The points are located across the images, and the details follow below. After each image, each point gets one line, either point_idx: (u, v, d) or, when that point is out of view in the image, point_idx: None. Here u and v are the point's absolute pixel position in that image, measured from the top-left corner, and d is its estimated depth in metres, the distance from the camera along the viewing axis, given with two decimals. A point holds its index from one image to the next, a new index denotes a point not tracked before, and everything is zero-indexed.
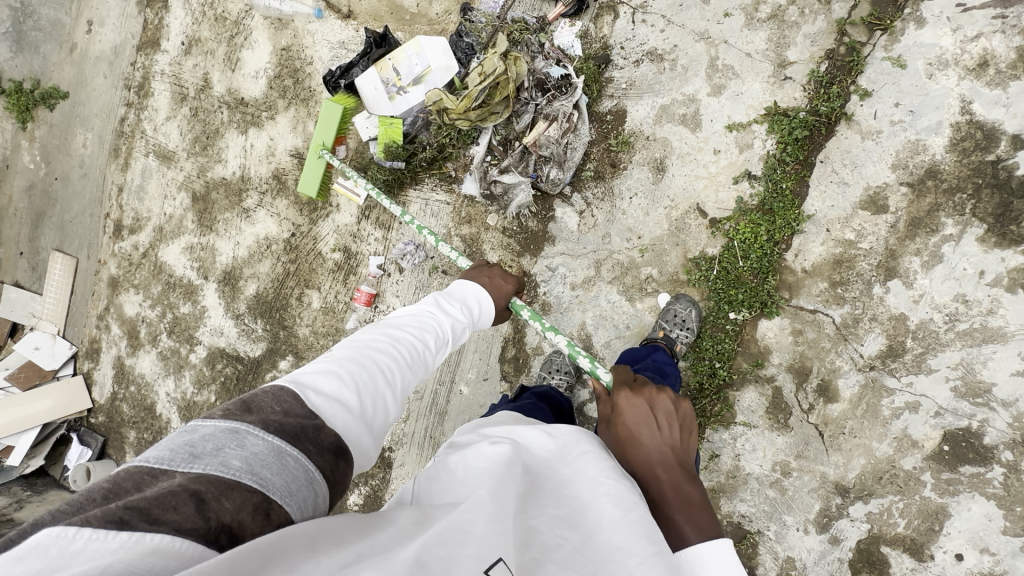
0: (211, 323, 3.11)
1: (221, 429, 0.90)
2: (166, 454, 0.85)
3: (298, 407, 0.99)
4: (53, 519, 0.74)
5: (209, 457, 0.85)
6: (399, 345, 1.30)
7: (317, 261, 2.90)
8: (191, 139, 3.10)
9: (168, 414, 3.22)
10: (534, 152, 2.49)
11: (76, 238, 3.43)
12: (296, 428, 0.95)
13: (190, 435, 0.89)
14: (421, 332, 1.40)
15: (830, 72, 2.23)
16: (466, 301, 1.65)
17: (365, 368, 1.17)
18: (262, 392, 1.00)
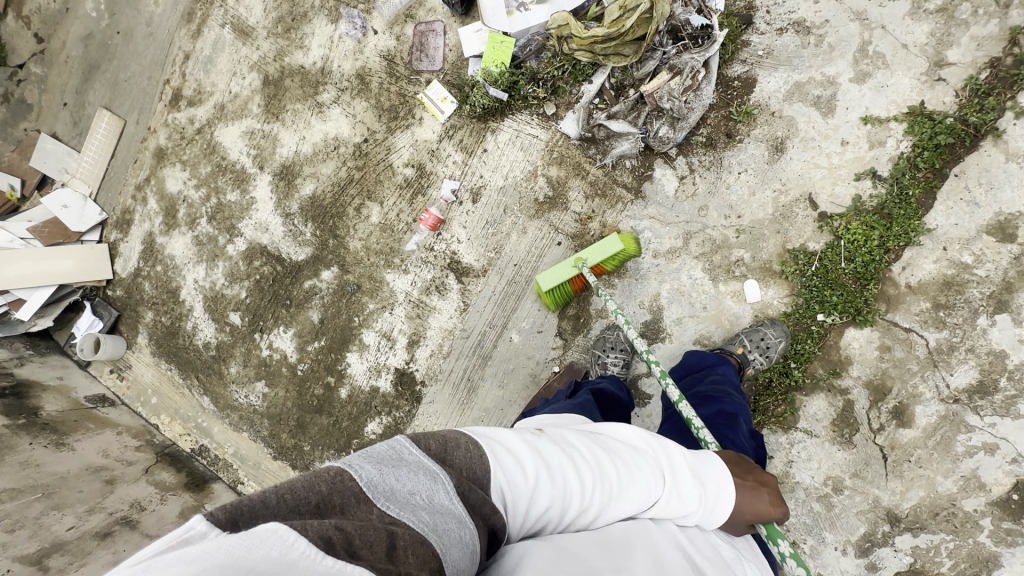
0: (256, 217, 2.94)
1: (422, 469, 0.91)
2: (374, 475, 0.86)
3: (481, 477, 0.98)
4: (263, 507, 0.77)
5: (404, 500, 0.86)
6: (601, 469, 1.13)
7: (385, 174, 2.72)
8: (274, 18, 2.90)
9: (192, 302, 3.06)
10: (649, 106, 2.33)
11: (128, 100, 3.22)
12: (474, 499, 0.94)
13: (399, 458, 0.92)
14: (629, 476, 1.15)
15: (989, 83, 2.07)
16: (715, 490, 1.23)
17: (554, 467, 1.08)
18: (462, 444, 1.01)
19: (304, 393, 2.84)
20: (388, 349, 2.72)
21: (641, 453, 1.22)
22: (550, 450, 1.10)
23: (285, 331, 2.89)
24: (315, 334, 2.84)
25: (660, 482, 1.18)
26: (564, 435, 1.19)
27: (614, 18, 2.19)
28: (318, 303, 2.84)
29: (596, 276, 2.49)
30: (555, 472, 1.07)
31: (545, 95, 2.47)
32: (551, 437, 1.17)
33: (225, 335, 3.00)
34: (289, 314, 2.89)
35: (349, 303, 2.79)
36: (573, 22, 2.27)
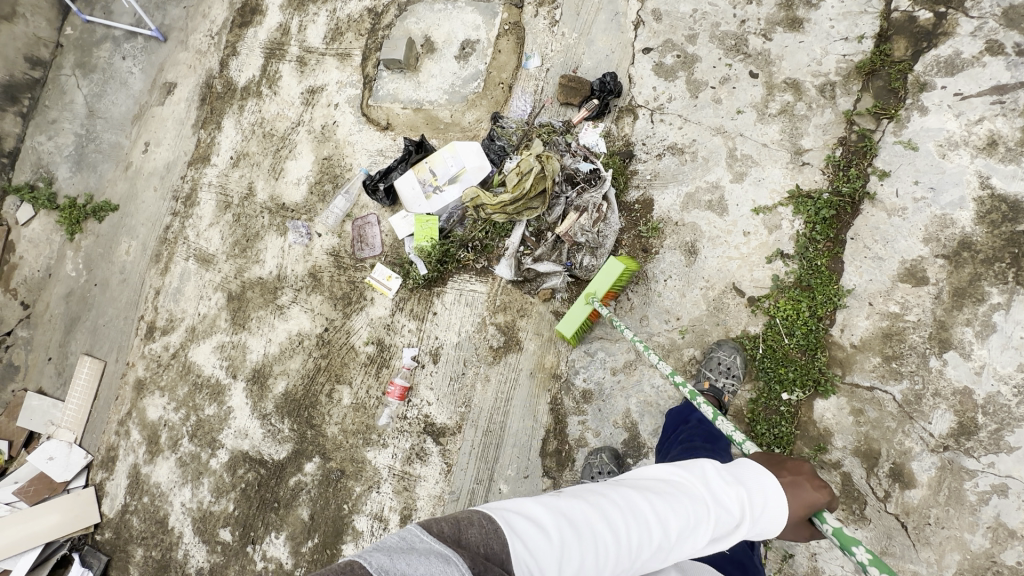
0: (235, 425, 3.00)
1: (435, 549, 1.02)
2: (387, 560, 0.97)
3: (499, 553, 1.09)
4: None
5: (413, 574, 0.94)
6: (638, 510, 1.25)
7: (349, 355, 2.87)
8: (231, 242, 3.24)
9: (181, 527, 2.99)
10: (565, 242, 2.58)
11: (107, 341, 3.44)
12: (489, 573, 1.01)
13: (410, 543, 1.04)
14: (664, 518, 1.25)
15: (846, 157, 2.36)
16: (754, 489, 1.36)
17: (580, 530, 1.18)
18: (475, 522, 1.14)
19: None
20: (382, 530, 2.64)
21: (671, 488, 1.35)
22: (571, 507, 1.22)
23: (276, 537, 2.81)
24: (307, 532, 2.76)
25: (707, 505, 1.30)
26: (588, 493, 1.32)
27: (515, 182, 2.52)
28: (306, 498, 2.80)
29: (565, 405, 2.53)
30: (580, 525, 1.19)
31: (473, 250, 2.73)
32: (574, 496, 1.29)
33: (216, 555, 2.89)
34: (278, 517, 2.82)
35: (336, 491, 2.75)
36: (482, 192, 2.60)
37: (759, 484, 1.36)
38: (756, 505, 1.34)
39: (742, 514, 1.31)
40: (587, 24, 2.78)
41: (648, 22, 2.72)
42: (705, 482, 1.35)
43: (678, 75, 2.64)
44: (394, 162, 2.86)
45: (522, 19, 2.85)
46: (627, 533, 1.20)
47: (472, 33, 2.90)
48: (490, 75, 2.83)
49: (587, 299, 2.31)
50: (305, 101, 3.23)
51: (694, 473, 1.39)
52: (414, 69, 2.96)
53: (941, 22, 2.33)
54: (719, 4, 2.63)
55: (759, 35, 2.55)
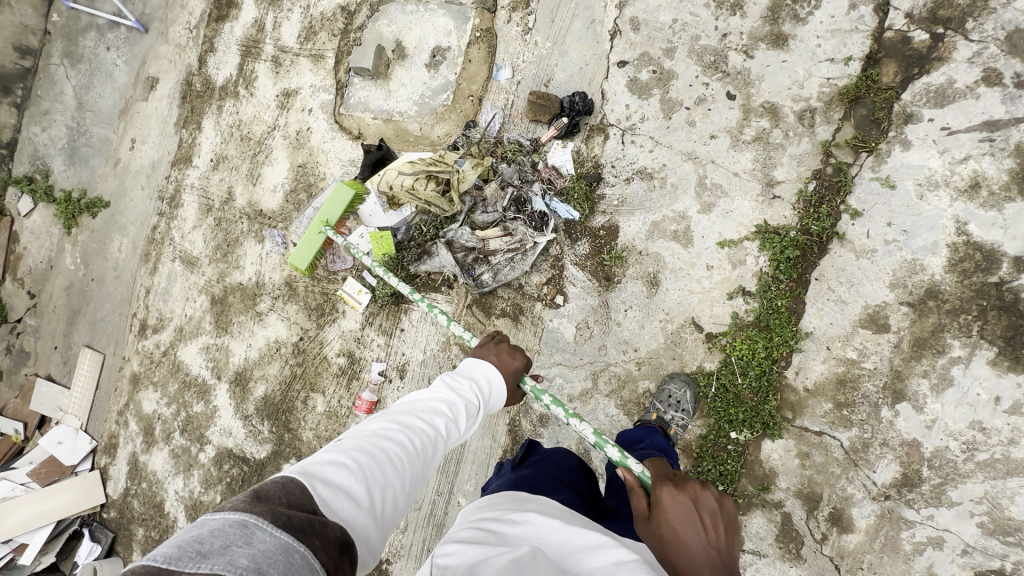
0: (221, 423, 3.18)
1: (233, 520, 0.84)
2: (172, 550, 0.77)
3: (304, 499, 0.96)
4: None
5: (216, 555, 0.78)
6: (404, 424, 1.29)
7: (323, 365, 2.97)
8: (213, 246, 3.31)
9: (176, 513, 3.24)
10: (523, 251, 2.58)
11: (105, 335, 3.62)
12: (304, 519, 0.89)
13: (199, 528, 0.83)
14: (433, 416, 1.36)
15: (819, 192, 2.25)
16: (480, 378, 1.59)
17: (371, 454, 1.15)
18: (272, 481, 0.95)
19: None
20: None
21: (428, 400, 1.42)
22: (353, 440, 1.18)
23: None
24: None
25: (456, 404, 1.44)
26: (363, 430, 1.24)
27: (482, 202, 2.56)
28: None
29: (523, 427, 2.61)
30: (372, 450, 1.16)
31: (434, 259, 2.69)
32: (352, 437, 1.21)
33: None
34: None
35: None
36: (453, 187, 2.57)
37: (481, 377, 1.59)
38: (486, 386, 1.58)
39: (482, 399, 1.53)
40: (562, 32, 2.64)
41: (625, 32, 2.56)
42: (444, 388, 1.49)
43: (652, 92, 2.51)
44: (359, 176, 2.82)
45: (494, 25, 2.72)
46: (411, 441, 1.25)
47: (443, 39, 2.78)
48: (460, 87, 2.74)
49: (318, 227, 2.71)
50: (280, 103, 3.18)
51: (433, 386, 1.50)
52: (384, 77, 2.87)
53: (937, 45, 2.14)
54: (701, 14, 2.45)
55: (741, 52, 2.39)
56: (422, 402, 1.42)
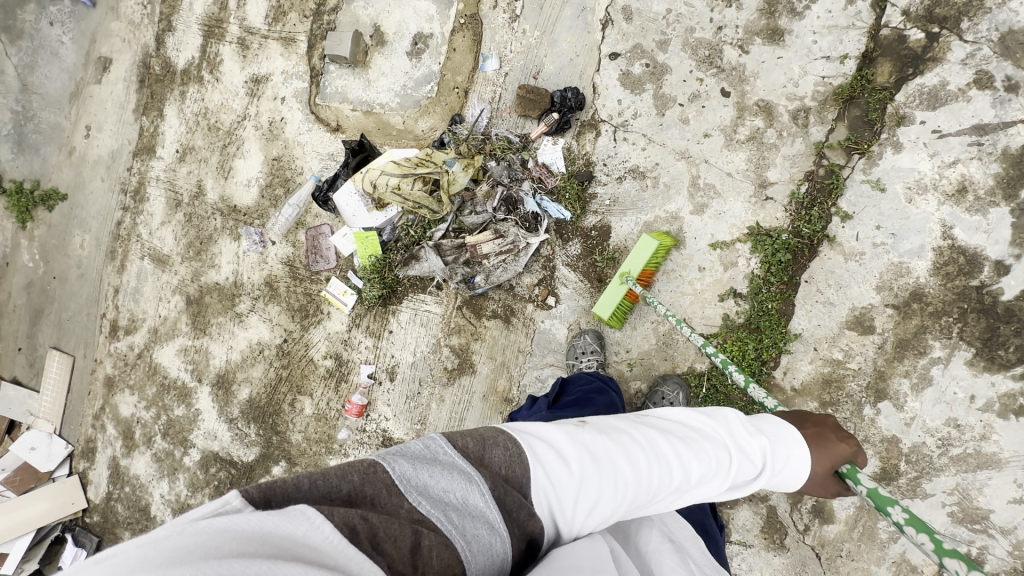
0: (204, 427, 3.10)
1: (457, 471, 0.98)
2: (407, 469, 0.96)
3: (521, 477, 1.04)
4: (296, 490, 0.88)
5: (437, 498, 0.94)
6: (659, 450, 1.21)
7: (309, 367, 2.90)
8: (185, 243, 3.13)
9: (162, 516, 3.19)
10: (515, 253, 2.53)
11: (73, 336, 3.44)
12: (511, 503, 1.01)
13: (433, 458, 1.00)
14: (687, 459, 1.23)
15: (811, 194, 2.24)
16: (775, 447, 1.35)
17: (605, 467, 1.12)
18: (501, 443, 1.07)
19: None
20: None
21: (699, 433, 1.31)
22: (594, 441, 1.16)
23: None
24: None
25: (722, 450, 1.29)
26: (607, 425, 1.27)
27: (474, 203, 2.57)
28: None
29: None
30: (602, 460, 1.13)
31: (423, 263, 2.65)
32: (595, 428, 1.24)
33: None
34: None
35: None
36: (443, 189, 2.52)
37: (781, 438, 1.36)
38: (779, 461, 1.33)
39: (765, 457, 1.33)
40: (551, 20, 2.51)
41: (617, 21, 2.45)
42: (726, 429, 1.34)
43: (645, 87, 2.43)
44: (341, 172, 2.73)
45: (478, 12, 2.57)
46: (649, 470, 1.16)
47: (425, 25, 2.62)
48: (444, 78, 2.61)
49: (622, 280, 2.29)
50: (250, 91, 2.97)
51: (717, 419, 1.37)
52: (363, 65, 2.71)
53: (932, 45, 2.11)
54: (695, 5, 2.36)
55: (736, 46, 2.32)
56: (682, 424, 1.35)
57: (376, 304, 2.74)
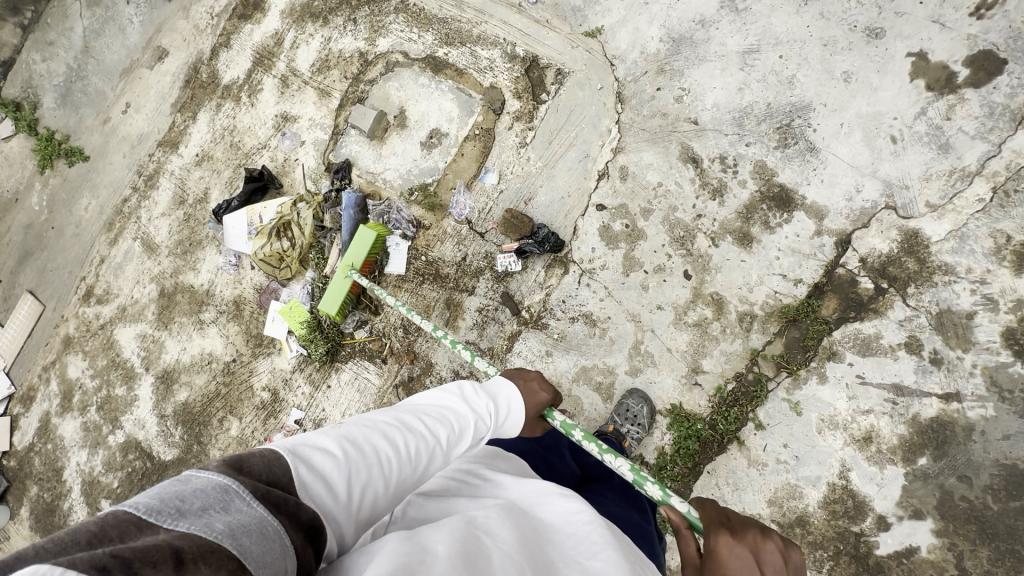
0: (137, 413, 3.23)
1: (213, 484, 0.87)
2: (153, 502, 0.82)
3: (281, 474, 0.97)
4: (18, 560, 0.70)
5: (195, 514, 0.81)
6: (406, 425, 1.26)
7: (246, 392, 3.03)
8: (176, 239, 3.31)
9: (72, 483, 3.29)
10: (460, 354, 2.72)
11: (50, 287, 3.60)
12: (280, 499, 0.91)
13: (185, 484, 0.87)
14: (432, 424, 1.31)
15: (735, 393, 2.37)
16: (501, 400, 1.50)
17: (363, 453, 1.12)
18: (263, 451, 0.99)
19: None
20: None
21: (438, 406, 1.39)
22: (352, 431, 1.16)
23: None
24: None
25: (467, 416, 1.39)
26: (364, 419, 1.24)
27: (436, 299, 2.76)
28: None
29: None
30: (360, 444, 1.14)
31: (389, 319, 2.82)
32: (353, 422, 1.22)
33: None
34: None
35: None
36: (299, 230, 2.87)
37: (506, 398, 1.52)
38: (505, 409, 1.49)
39: (498, 412, 1.47)
40: (554, 156, 2.69)
41: (611, 178, 2.63)
42: (456, 395, 1.44)
43: (618, 244, 2.58)
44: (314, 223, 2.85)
45: (494, 127, 2.76)
46: (402, 444, 1.20)
47: (444, 123, 2.81)
48: (446, 176, 2.79)
49: (346, 271, 2.61)
50: (277, 125, 3.17)
51: (445, 388, 1.47)
52: (379, 139, 2.89)
53: (877, 297, 2.25)
54: (684, 187, 2.53)
55: (708, 236, 2.48)
56: (433, 402, 1.41)
57: (319, 361, 2.85)
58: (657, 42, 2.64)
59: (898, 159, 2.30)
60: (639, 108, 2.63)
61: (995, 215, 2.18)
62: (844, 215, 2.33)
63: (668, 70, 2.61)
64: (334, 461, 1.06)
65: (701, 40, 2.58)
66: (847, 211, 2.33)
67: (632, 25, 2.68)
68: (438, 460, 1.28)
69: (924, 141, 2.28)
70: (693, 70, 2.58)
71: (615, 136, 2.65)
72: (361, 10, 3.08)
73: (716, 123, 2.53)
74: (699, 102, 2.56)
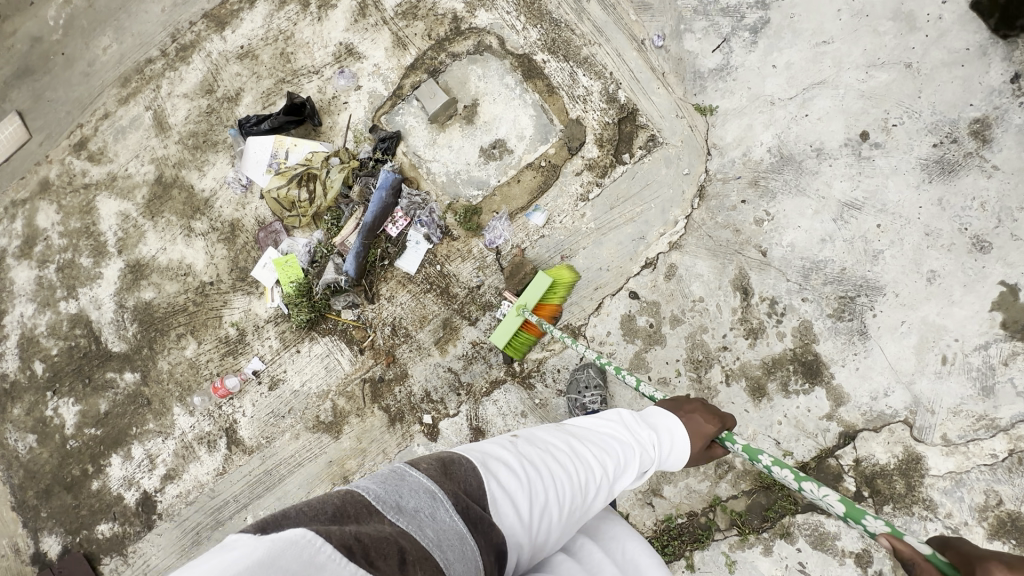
0: (96, 292, 3.06)
1: (424, 487, 1.00)
2: (380, 491, 0.97)
3: (477, 489, 1.08)
4: (282, 518, 0.84)
5: (411, 514, 0.96)
6: (578, 456, 1.31)
7: (213, 320, 2.89)
8: (191, 130, 3.01)
9: (9, 332, 3.14)
10: (441, 377, 2.63)
11: (41, 118, 3.24)
12: (475, 515, 1.02)
13: (401, 480, 1.01)
14: (602, 454, 1.34)
15: (681, 528, 2.36)
16: (665, 435, 1.50)
17: (539, 475, 1.19)
18: (457, 460, 1.12)
19: (64, 465, 3.01)
20: (148, 468, 2.92)
21: (604, 435, 1.43)
22: (529, 452, 1.25)
23: (72, 403, 3.03)
24: (96, 421, 2.99)
25: (631, 448, 1.42)
26: (537, 437, 1.35)
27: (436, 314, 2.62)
28: (110, 396, 2.98)
29: None
30: (539, 467, 1.21)
31: (380, 313, 2.67)
32: (528, 442, 1.31)
33: (23, 376, 3.10)
34: (83, 391, 3.02)
35: (135, 410, 2.95)
36: (326, 188, 2.70)
37: (666, 426, 1.51)
38: (667, 445, 1.49)
39: (658, 443, 1.47)
40: (609, 224, 2.50)
41: (657, 271, 2.47)
42: (619, 422, 1.49)
43: (635, 340, 2.46)
44: (341, 188, 2.67)
45: (561, 166, 2.53)
46: (574, 471, 1.25)
47: (514, 138, 2.57)
48: (493, 196, 2.58)
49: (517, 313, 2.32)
50: (337, 53, 2.82)
51: (611, 417, 1.51)
52: (440, 124, 2.63)
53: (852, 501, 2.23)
54: (723, 313, 2.40)
55: (725, 371, 2.38)
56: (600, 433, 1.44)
57: (297, 325, 2.72)
58: (764, 151, 2.42)
59: (938, 381, 2.21)
60: (714, 212, 2.44)
61: (998, 475, 2.15)
62: (861, 411, 2.26)
63: (762, 186, 2.40)
64: (514, 477, 1.15)
65: (809, 171, 2.37)
66: (865, 407, 2.26)
67: (746, 122, 2.44)
68: (603, 495, 1.32)
69: (970, 375, 2.20)
70: (787, 197, 2.38)
71: (679, 229, 2.46)
72: None
73: (783, 263, 2.36)
74: (777, 234, 2.38)
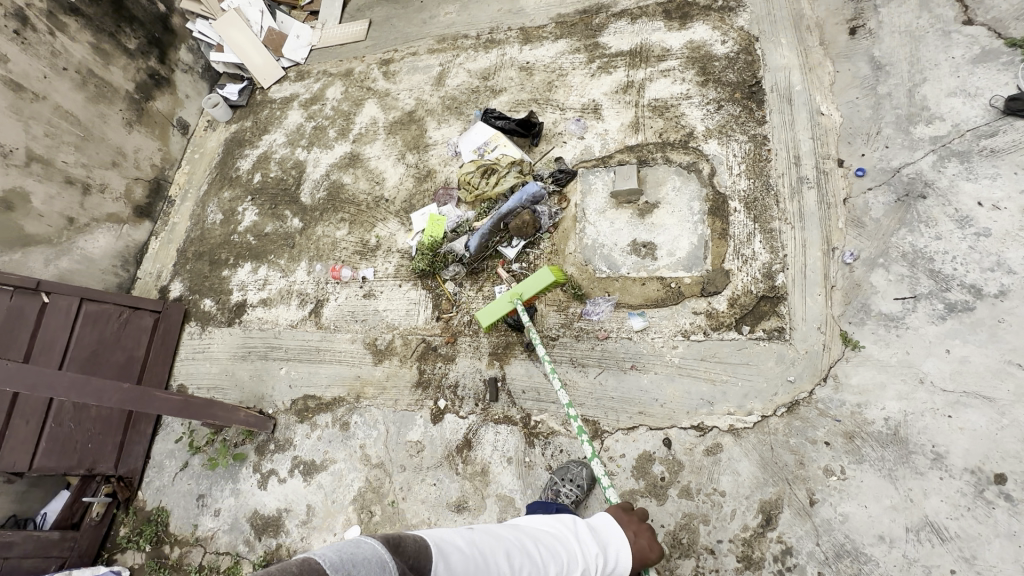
0: (322, 156, 3.93)
1: (375, 553, 1.21)
2: (333, 558, 1.14)
3: (414, 551, 1.34)
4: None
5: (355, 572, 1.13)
6: (526, 549, 1.61)
7: (368, 224, 3.53)
8: (454, 94, 3.72)
9: (261, 145, 4.18)
10: (475, 382, 2.89)
11: (379, 32, 4.27)
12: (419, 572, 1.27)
13: (355, 548, 1.21)
14: (550, 557, 1.63)
15: None
16: (611, 554, 1.78)
17: (484, 558, 1.50)
18: (410, 538, 1.38)
19: (221, 246, 3.91)
20: (259, 286, 3.65)
21: (550, 531, 1.77)
22: (478, 538, 1.57)
23: (255, 213, 3.92)
24: (258, 233, 3.84)
25: (578, 556, 1.71)
26: (493, 530, 1.67)
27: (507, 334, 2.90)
28: (278, 225, 3.81)
29: (340, 407, 3.11)
30: (484, 555, 1.51)
31: (470, 302, 3.05)
32: (482, 530, 1.63)
33: (245, 177, 4.10)
34: (266, 210, 3.90)
35: (282, 245, 3.72)
36: (494, 182, 3.15)
37: (602, 532, 1.85)
38: (613, 564, 1.77)
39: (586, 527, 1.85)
40: (690, 371, 2.53)
41: (702, 439, 2.42)
42: (566, 524, 1.83)
43: (639, 477, 2.45)
44: (506, 190, 3.09)
45: (686, 297, 2.63)
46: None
47: (664, 249, 2.74)
48: (615, 280, 2.77)
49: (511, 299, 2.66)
50: (586, 106, 3.27)
51: (561, 518, 1.85)
52: (617, 201, 2.91)
53: None
54: (732, 520, 2.27)
55: (696, 570, 2.25)
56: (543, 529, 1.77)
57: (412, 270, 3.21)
58: (880, 416, 2.25)
59: None
60: (790, 430, 2.33)
61: None
62: None
63: (855, 443, 2.24)
64: (461, 548, 1.49)
65: (913, 465, 2.15)
66: None
67: (881, 378, 2.29)
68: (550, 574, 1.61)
69: None
70: (873, 472, 2.18)
71: (748, 421, 2.39)
72: (732, 108, 2.95)
73: (824, 525, 2.17)
74: (837, 495, 2.19)
